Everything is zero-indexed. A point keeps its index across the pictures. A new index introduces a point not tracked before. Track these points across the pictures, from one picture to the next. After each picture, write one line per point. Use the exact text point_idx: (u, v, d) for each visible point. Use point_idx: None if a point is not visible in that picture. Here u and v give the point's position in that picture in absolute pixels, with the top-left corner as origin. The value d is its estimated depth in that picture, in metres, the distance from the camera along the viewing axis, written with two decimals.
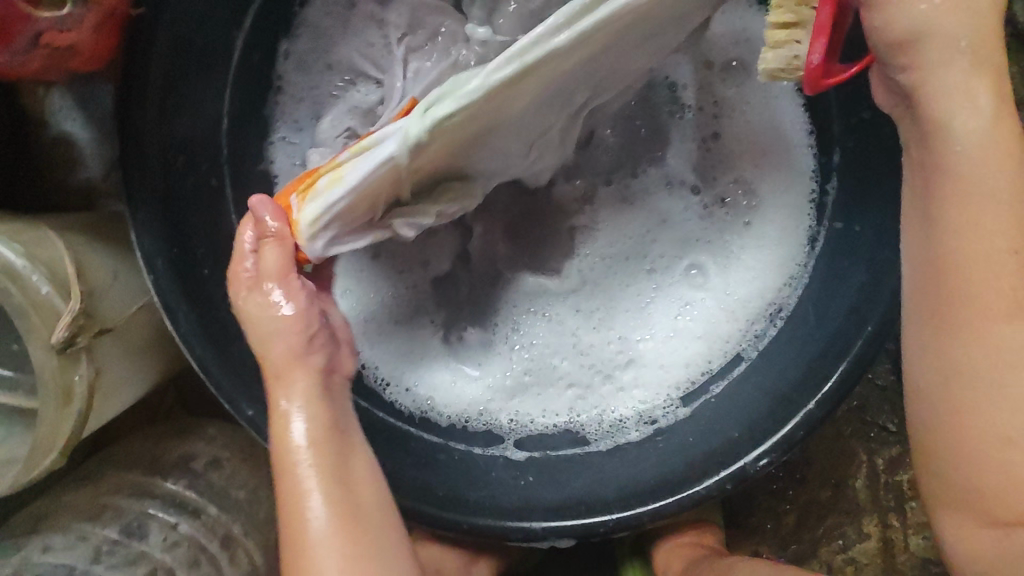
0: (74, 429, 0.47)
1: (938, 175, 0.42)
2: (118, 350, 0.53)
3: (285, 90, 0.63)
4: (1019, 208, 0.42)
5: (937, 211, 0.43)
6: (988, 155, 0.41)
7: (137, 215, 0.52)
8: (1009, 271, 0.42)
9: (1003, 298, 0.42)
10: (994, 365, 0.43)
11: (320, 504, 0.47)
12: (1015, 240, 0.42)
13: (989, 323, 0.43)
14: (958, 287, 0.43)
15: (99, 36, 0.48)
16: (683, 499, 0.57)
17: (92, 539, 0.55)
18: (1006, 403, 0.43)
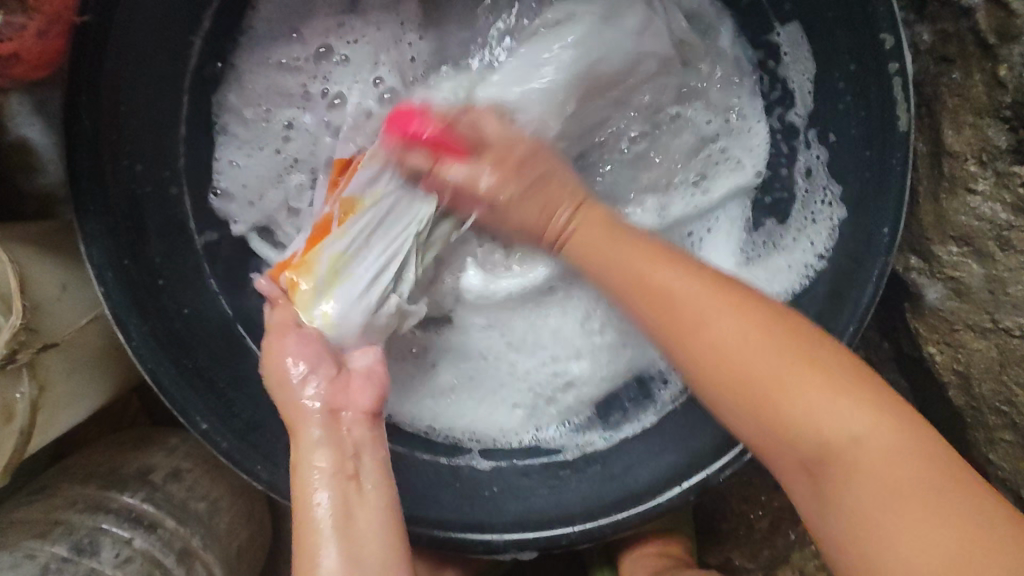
0: (17, 445, 0.46)
1: (619, 282, 0.46)
2: (67, 364, 0.52)
3: (235, 82, 0.60)
4: (742, 322, 0.41)
5: (649, 306, 0.44)
6: (703, 296, 0.42)
7: (84, 226, 0.50)
8: (774, 369, 0.40)
9: (751, 330, 0.41)
10: (730, 321, 0.41)
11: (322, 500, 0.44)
12: (769, 350, 0.40)
13: (808, 402, 0.39)
14: (709, 377, 0.42)
15: (44, 42, 0.46)
16: (646, 511, 0.56)
17: (40, 557, 0.54)
18: (743, 389, 0.41)
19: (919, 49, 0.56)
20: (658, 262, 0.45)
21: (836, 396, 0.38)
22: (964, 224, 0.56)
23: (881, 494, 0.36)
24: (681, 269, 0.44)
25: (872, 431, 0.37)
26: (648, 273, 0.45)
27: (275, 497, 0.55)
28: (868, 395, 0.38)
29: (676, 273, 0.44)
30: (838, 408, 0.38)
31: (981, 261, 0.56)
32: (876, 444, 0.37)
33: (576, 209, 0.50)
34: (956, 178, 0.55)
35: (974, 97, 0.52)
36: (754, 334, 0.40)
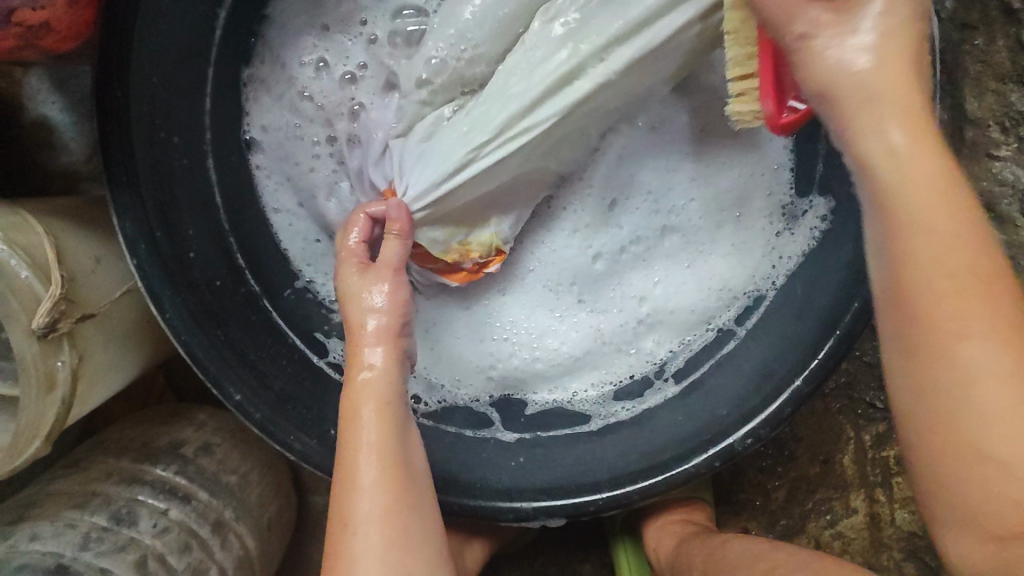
0: (58, 414, 0.47)
1: (884, 221, 0.34)
2: (103, 335, 0.52)
3: (259, 62, 0.62)
4: (988, 329, 0.33)
5: (905, 258, 0.34)
6: (960, 242, 0.33)
7: (117, 198, 0.51)
8: (986, 373, 0.33)
9: (1023, 370, 0.33)
10: (944, 374, 0.33)
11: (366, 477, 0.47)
12: (989, 356, 0.33)
13: (1011, 422, 0.33)
14: (932, 376, 0.34)
15: (74, 12, 0.47)
16: (673, 477, 0.57)
17: (80, 526, 0.55)
18: (925, 375, 0.34)
19: (941, 16, 0.56)
20: (926, 164, 0.33)
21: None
22: (986, 189, 0.56)
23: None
24: (976, 283, 0.33)
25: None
26: (867, 164, 0.34)
27: (308, 467, 0.55)
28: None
29: (900, 142, 0.33)
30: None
31: (1003, 226, 0.57)
32: None
33: (902, 133, 0.33)
34: (977, 145, 0.56)
35: (998, 64, 0.53)
36: (1014, 361, 0.33)
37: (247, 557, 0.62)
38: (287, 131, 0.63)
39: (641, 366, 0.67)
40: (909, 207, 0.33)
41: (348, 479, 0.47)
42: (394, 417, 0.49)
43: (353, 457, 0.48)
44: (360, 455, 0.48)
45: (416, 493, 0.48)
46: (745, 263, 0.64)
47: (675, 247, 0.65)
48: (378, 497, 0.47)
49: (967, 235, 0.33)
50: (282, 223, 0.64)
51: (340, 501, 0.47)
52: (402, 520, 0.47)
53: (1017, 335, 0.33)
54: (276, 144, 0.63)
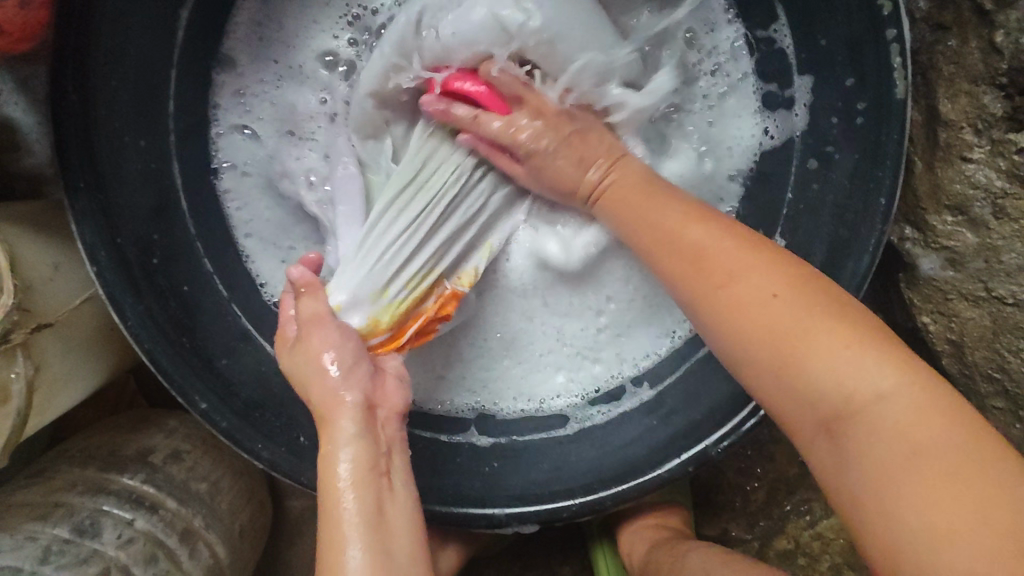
0: (14, 427, 0.46)
1: (666, 259, 0.45)
2: (62, 345, 0.51)
3: (230, 62, 0.61)
4: (768, 272, 0.40)
5: (695, 280, 0.42)
6: (738, 252, 0.41)
7: (74, 205, 0.49)
8: (802, 319, 0.38)
9: (834, 307, 0.38)
10: (782, 366, 0.38)
11: (356, 511, 0.44)
12: (792, 304, 0.38)
13: (821, 349, 0.37)
14: (744, 324, 0.39)
15: (26, 14, 0.46)
16: (645, 483, 0.56)
17: (42, 539, 0.54)
18: (752, 310, 0.39)
19: (916, 16, 0.55)
20: (693, 220, 0.44)
21: (860, 352, 0.36)
22: (959, 192, 0.56)
23: (884, 448, 0.35)
24: (729, 231, 0.43)
25: (877, 367, 0.36)
26: (672, 225, 0.45)
27: (275, 476, 0.54)
28: (881, 350, 0.36)
29: (688, 229, 0.44)
30: (873, 375, 0.36)
31: (976, 229, 0.56)
32: (927, 433, 0.34)
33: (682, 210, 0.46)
34: (951, 146, 0.55)
35: (971, 65, 0.52)
36: (789, 295, 0.39)
37: (217, 566, 0.61)
38: (256, 139, 0.62)
39: (614, 368, 0.66)
40: (728, 290, 0.40)
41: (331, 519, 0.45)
42: (376, 466, 0.47)
43: (337, 493, 0.45)
44: (343, 494, 0.45)
45: (402, 540, 0.45)
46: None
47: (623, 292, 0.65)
48: (368, 546, 0.43)
49: (762, 261, 0.40)
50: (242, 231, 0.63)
51: (325, 556, 0.44)
52: (389, 572, 0.43)
53: (806, 289, 0.39)
54: (244, 153, 0.62)
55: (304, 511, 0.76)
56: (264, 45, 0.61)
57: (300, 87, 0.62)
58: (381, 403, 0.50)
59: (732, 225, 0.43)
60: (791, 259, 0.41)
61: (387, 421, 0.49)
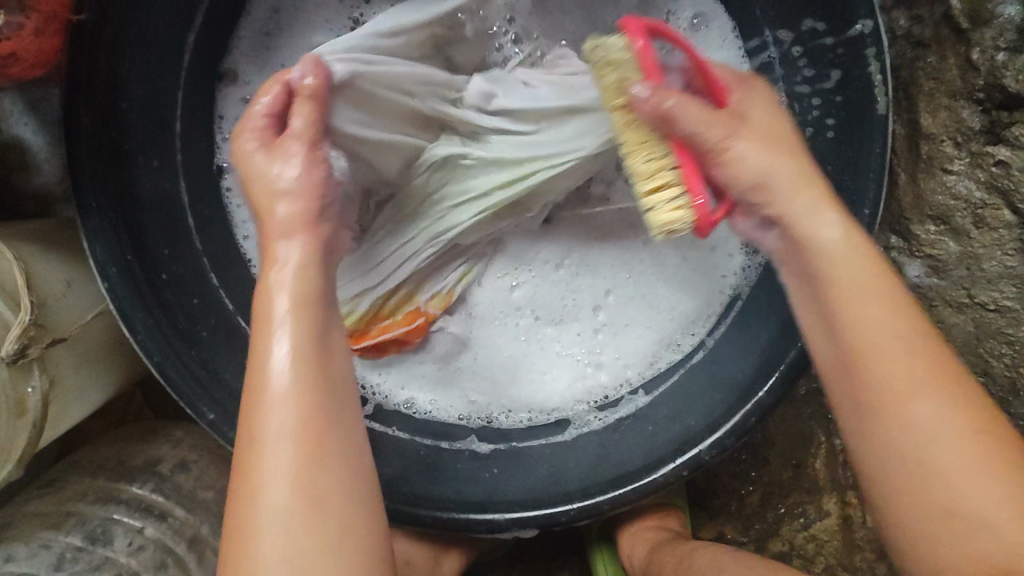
0: (30, 438, 0.48)
1: (844, 275, 0.42)
2: (75, 358, 0.53)
3: (237, 77, 0.62)
4: (889, 317, 0.41)
5: (893, 314, 0.41)
6: (862, 276, 0.42)
7: (86, 223, 0.51)
8: (931, 423, 0.39)
9: (947, 387, 0.40)
10: (895, 435, 0.40)
11: (277, 445, 0.39)
12: (932, 410, 0.39)
13: (951, 449, 0.39)
14: (851, 396, 0.42)
15: (43, 41, 0.47)
16: (641, 487, 0.58)
17: (55, 547, 0.56)
18: (879, 409, 0.40)
19: (896, 34, 0.57)
20: (846, 241, 0.43)
21: (981, 440, 0.39)
22: (941, 202, 0.58)
23: (911, 463, 0.39)
24: (900, 327, 0.41)
25: (975, 467, 0.38)
26: (796, 219, 0.44)
27: None
28: (988, 440, 0.39)
29: (825, 231, 0.43)
30: (981, 468, 0.38)
31: (958, 238, 0.58)
32: (1005, 509, 0.38)
33: (838, 220, 0.43)
34: (932, 159, 0.57)
35: (950, 81, 0.54)
36: (921, 361, 0.40)
37: None
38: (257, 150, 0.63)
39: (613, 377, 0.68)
40: (849, 333, 0.42)
41: (252, 450, 0.39)
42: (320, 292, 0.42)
43: (259, 411, 0.39)
44: (266, 418, 0.39)
45: (336, 427, 0.40)
46: (708, 269, 0.66)
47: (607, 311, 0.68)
48: (285, 486, 0.38)
49: (919, 351, 0.40)
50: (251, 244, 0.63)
51: (241, 466, 0.39)
52: (307, 487, 0.38)
53: (950, 387, 0.40)
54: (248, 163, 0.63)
55: None
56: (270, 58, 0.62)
57: None
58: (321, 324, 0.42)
59: (857, 230, 0.44)
60: (920, 327, 0.41)
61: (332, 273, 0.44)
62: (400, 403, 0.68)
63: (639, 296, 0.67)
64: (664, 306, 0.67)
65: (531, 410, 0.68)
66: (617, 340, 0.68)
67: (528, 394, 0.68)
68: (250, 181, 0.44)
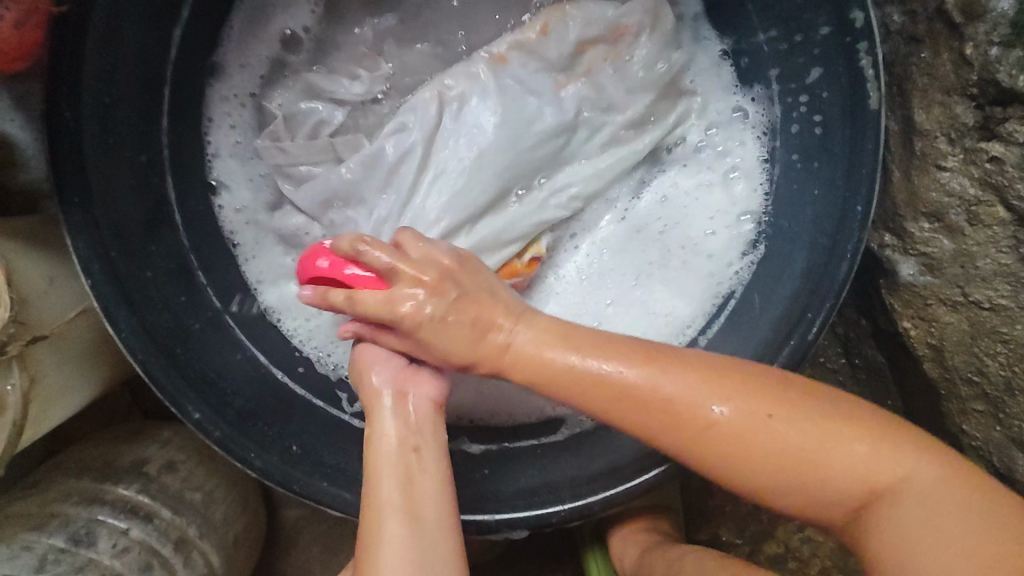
0: (9, 438, 0.47)
1: (606, 402, 0.44)
2: (57, 357, 0.52)
3: (225, 77, 0.63)
4: (744, 400, 0.42)
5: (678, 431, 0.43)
6: (692, 394, 0.43)
7: (69, 219, 0.50)
8: (804, 445, 0.41)
9: (775, 393, 0.43)
10: (828, 475, 0.41)
11: (395, 492, 0.47)
12: (741, 408, 0.42)
13: (834, 445, 0.41)
14: (726, 460, 0.42)
15: (24, 34, 0.47)
16: (633, 488, 0.57)
17: (37, 549, 0.55)
18: (773, 462, 0.42)
19: (889, 29, 0.57)
20: (647, 372, 0.44)
21: (842, 441, 0.41)
22: (935, 200, 0.57)
23: (910, 499, 0.40)
24: (703, 377, 0.43)
25: (876, 464, 0.40)
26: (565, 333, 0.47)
27: (267, 484, 0.56)
28: (837, 421, 0.42)
29: (617, 368, 0.44)
30: (857, 462, 0.41)
31: (952, 236, 0.58)
32: (888, 473, 0.40)
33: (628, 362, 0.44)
34: (926, 155, 0.57)
35: (943, 77, 0.54)
36: (782, 416, 0.42)
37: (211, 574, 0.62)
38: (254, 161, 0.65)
39: None
40: (674, 402, 0.43)
41: (371, 490, 0.48)
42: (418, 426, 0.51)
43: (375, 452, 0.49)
44: (383, 477, 0.48)
45: (428, 480, 0.49)
46: (705, 273, 0.63)
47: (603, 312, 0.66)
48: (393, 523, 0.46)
49: (724, 378, 0.43)
50: (240, 249, 0.64)
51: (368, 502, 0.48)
52: (410, 515, 0.47)
53: (778, 393, 0.43)
54: (240, 171, 0.64)
55: (298, 520, 0.76)
56: (278, 67, 0.65)
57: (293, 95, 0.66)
58: (416, 391, 0.52)
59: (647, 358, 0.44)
60: (711, 361, 0.45)
61: (423, 408, 0.51)
62: None
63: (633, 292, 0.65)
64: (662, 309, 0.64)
65: (518, 411, 0.67)
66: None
67: (521, 393, 0.67)
68: (363, 374, 0.52)
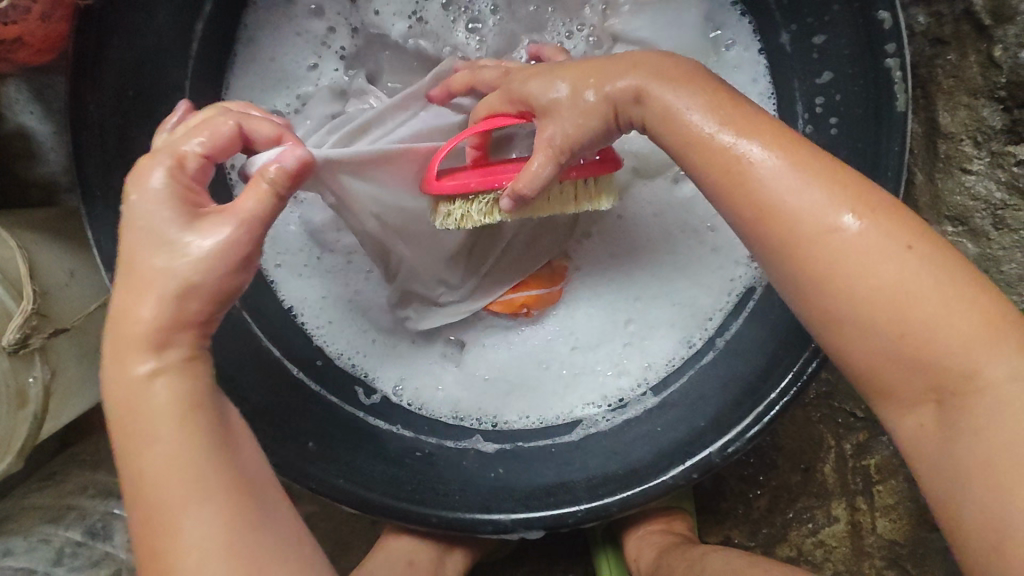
0: (30, 431, 0.47)
1: (706, 162, 0.40)
2: (78, 350, 0.52)
3: (244, 73, 0.62)
4: (829, 184, 0.38)
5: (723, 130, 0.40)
6: (784, 174, 0.38)
7: (92, 211, 0.50)
8: (849, 239, 0.37)
9: (857, 196, 0.38)
10: (860, 316, 0.38)
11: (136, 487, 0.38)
12: (812, 202, 0.38)
13: (889, 298, 0.37)
14: (803, 294, 0.39)
15: (50, 27, 0.47)
16: (650, 489, 0.57)
17: (54, 542, 0.55)
18: (823, 309, 0.39)
19: (914, 31, 0.56)
20: (736, 130, 0.40)
21: (904, 270, 0.37)
22: (959, 203, 0.57)
23: (926, 348, 0.37)
24: (792, 165, 0.39)
25: (950, 312, 0.37)
26: (696, 127, 0.41)
27: (284, 481, 0.56)
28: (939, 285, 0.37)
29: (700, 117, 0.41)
30: (941, 315, 0.37)
31: (976, 240, 0.57)
32: (962, 349, 0.36)
33: (668, 76, 0.42)
34: (950, 158, 0.56)
35: (970, 79, 0.53)
36: (850, 216, 0.38)
37: None
38: None
39: (628, 375, 0.66)
40: (771, 218, 0.39)
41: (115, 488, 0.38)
42: (188, 404, 0.39)
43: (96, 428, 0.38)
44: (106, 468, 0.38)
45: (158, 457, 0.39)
46: (726, 273, 0.65)
47: (633, 310, 0.66)
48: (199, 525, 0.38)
49: (842, 246, 0.37)
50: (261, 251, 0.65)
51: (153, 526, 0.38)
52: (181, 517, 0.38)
53: (841, 186, 0.38)
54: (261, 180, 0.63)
55: (309, 517, 0.76)
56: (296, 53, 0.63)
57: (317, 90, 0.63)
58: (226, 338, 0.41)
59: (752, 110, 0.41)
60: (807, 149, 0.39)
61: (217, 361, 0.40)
62: (405, 401, 0.66)
63: (661, 288, 0.66)
64: (687, 305, 0.66)
65: (540, 413, 0.66)
66: (643, 344, 0.66)
67: (547, 389, 0.67)
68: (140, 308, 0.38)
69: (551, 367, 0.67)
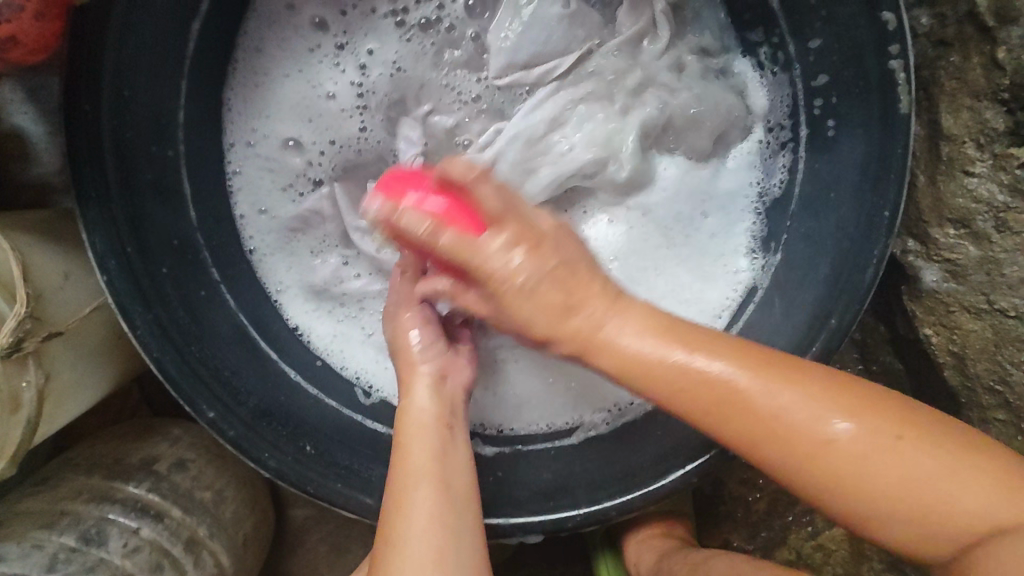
0: (23, 435, 0.47)
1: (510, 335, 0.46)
2: (70, 353, 0.51)
3: (247, 88, 0.63)
4: (791, 379, 0.41)
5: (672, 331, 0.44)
6: (759, 366, 0.42)
7: (86, 214, 0.50)
8: (803, 419, 0.41)
9: (790, 371, 0.42)
10: (858, 497, 0.40)
11: (418, 485, 0.48)
12: (787, 399, 0.41)
13: (868, 483, 0.40)
14: (793, 480, 0.42)
15: (43, 25, 0.46)
16: (650, 492, 0.56)
17: (48, 547, 0.54)
18: (827, 490, 0.41)
19: (917, 32, 0.56)
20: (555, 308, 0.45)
21: (893, 455, 0.40)
22: (962, 206, 0.56)
23: (939, 507, 0.39)
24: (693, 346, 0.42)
25: (948, 469, 0.39)
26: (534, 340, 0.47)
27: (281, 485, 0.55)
28: (940, 435, 0.40)
29: (622, 331, 0.44)
30: (947, 472, 0.39)
31: (978, 242, 0.57)
32: (968, 503, 0.39)
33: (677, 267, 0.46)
34: (953, 160, 0.56)
35: (973, 80, 0.53)
36: (797, 392, 0.41)
37: None
38: (282, 171, 0.64)
39: None
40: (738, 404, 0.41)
41: (398, 492, 0.48)
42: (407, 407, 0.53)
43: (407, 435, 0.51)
44: (409, 475, 0.49)
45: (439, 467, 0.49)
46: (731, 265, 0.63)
47: None
48: (424, 504, 0.47)
49: (806, 423, 0.40)
50: (258, 256, 0.64)
51: (389, 527, 0.47)
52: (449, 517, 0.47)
53: (772, 369, 0.42)
54: (265, 191, 0.64)
55: (306, 520, 0.76)
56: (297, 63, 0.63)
57: (320, 102, 0.63)
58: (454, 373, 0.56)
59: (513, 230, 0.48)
60: (727, 339, 0.44)
61: (455, 392, 0.55)
62: None
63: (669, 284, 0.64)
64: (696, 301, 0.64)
65: (549, 415, 0.65)
66: None
67: (558, 390, 0.66)
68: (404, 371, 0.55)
69: (560, 366, 0.66)
